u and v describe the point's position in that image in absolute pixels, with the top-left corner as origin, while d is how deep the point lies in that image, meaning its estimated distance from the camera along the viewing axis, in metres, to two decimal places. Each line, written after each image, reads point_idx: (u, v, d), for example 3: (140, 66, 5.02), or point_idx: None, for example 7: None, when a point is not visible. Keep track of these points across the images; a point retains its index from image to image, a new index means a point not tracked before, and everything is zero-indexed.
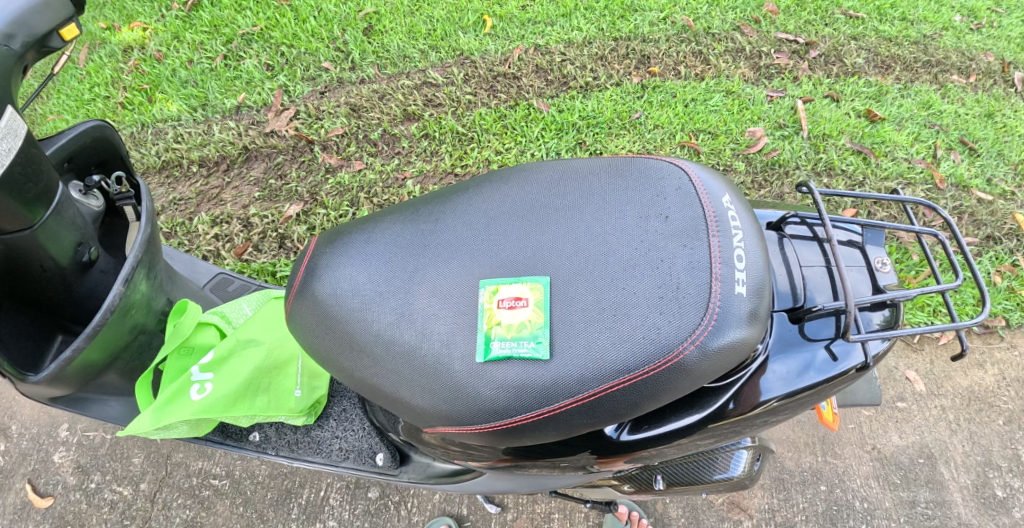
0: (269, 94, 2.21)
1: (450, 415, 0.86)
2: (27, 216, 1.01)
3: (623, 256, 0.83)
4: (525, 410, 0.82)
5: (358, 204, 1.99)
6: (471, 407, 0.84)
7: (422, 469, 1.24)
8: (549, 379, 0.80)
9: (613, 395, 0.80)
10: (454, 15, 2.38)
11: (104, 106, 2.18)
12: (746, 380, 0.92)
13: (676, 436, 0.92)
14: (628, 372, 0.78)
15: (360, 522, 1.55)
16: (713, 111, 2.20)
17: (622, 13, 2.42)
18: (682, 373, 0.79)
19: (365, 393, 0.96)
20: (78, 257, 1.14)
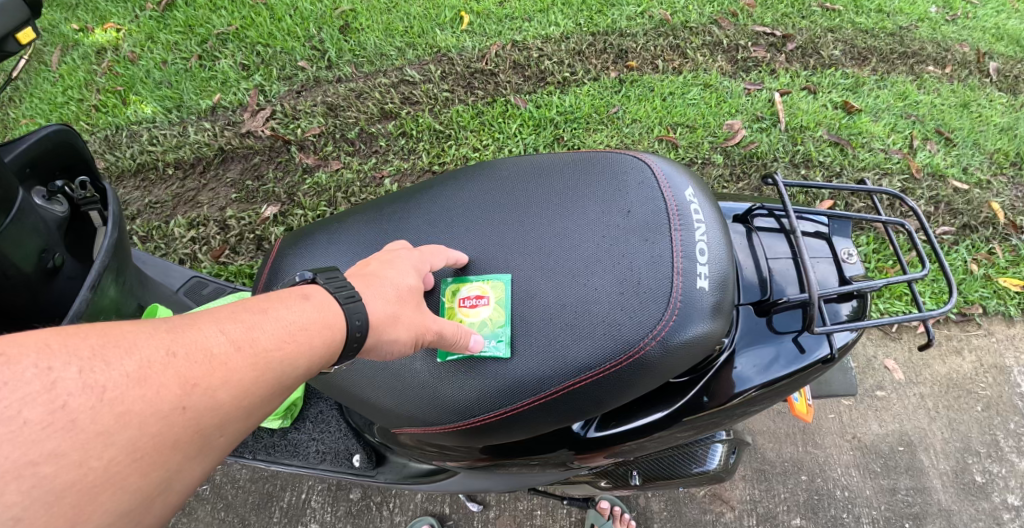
0: (245, 94, 2.18)
1: (416, 415, 0.86)
2: None
3: (584, 253, 0.84)
4: (490, 408, 0.82)
5: (336, 204, 1.98)
6: (437, 407, 0.84)
7: (399, 469, 1.23)
8: (512, 377, 0.81)
9: (578, 393, 0.79)
10: (431, 12, 2.36)
11: (77, 109, 2.15)
12: (711, 375, 0.92)
13: (644, 433, 0.92)
14: (591, 369, 0.78)
15: (342, 524, 1.54)
16: (691, 105, 2.20)
17: (599, 8, 2.41)
18: (645, 369, 0.78)
19: (333, 397, 0.96)
20: (43, 264, 1.12)
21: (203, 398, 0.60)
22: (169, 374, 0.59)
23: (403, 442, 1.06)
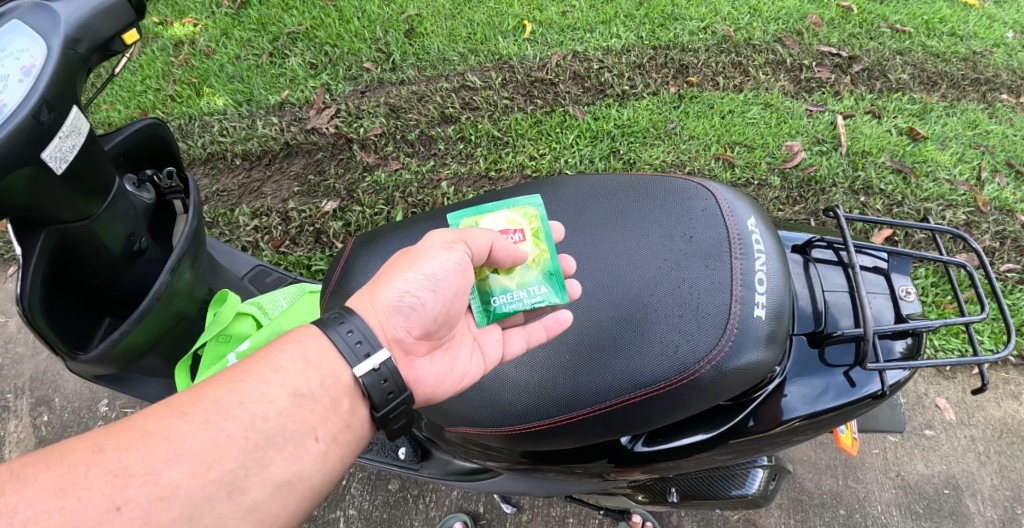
0: (312, 92, 2.27)
1: (473, 417, 0.92)
2: (85, 208, 1.06)
3: (647, 275, 0.89)
4: (545, 416, 0.87)
5: (392, 203, 2.04)
6: (494, 411, 0.90)
7: (442, 465, 1.26)
8: (569, 389, 0.86)
9: (630, 409, 0.84)
10: (494, 20, 2.41)
11: (154, 98, 2.27)
12: (762, 400, 0.93)
13: (688, 452, 0.93)
14: (645, 387, 0.82)
15: (379, 513, 1.61)
16: (751, 124, 2.18)
17: (661, 21, 2.42)
18: (697, 391, 0.82)
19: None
20: (133, 249, 1.21)
21: (146, 483, 0.69)
22: (104, 473, 0.69)
23: (454, 440, 1.09)
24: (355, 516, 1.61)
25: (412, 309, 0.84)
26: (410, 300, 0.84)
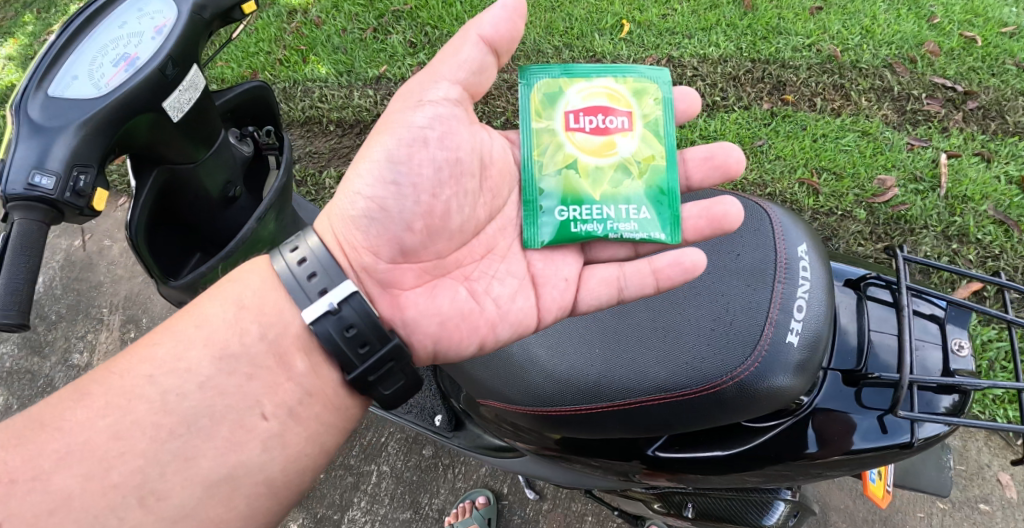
0: (408, 70, 2.38)
1: (502, 392, 1.01)
2: (192, 153, 1.19)
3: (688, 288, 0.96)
4: (567, 401, 0.95)
5: None
6: (520, 390, 0.99)
7: (472, 438, 1.32)
8: (596, 378, 0.94)
9: (648, 410, 0.90)
10: (593, 16, 2.43)
11: (265, 61, 2.45)
12: (779, 428, 0.93)
13: (710, 465, 0.96)
14: (665, 389, 0.88)
15: (410, 473, 1.73)
16: (843, 151, 2.10)
17: (765, 34, 2.35)
18: (716, 403, 0.87)
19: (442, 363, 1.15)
20: (224, 194, 1.32)
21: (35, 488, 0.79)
22: None
23: (482, 414, 1.17)
24: (388, 472, 1.73)
25: (376, 212, 0.97)
26: (370, 199, 0.97)
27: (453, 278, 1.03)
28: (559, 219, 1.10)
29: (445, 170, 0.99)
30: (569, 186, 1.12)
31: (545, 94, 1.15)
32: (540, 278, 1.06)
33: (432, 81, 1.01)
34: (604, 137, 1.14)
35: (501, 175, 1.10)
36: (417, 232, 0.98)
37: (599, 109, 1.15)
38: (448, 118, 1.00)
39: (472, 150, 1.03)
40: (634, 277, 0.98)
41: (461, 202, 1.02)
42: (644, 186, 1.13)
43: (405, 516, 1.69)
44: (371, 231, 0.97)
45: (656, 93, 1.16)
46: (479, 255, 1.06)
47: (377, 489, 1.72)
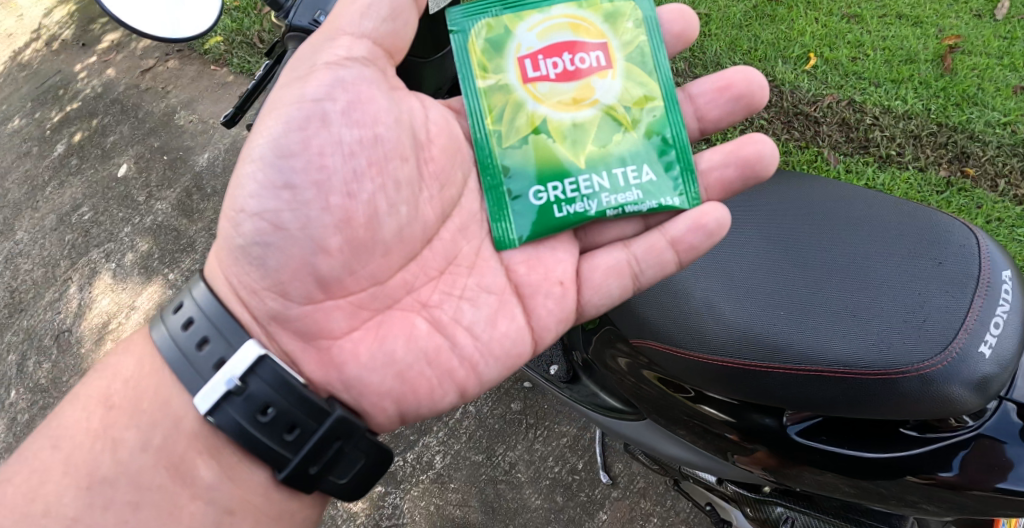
0: None
1: (670, 336, 1.07)
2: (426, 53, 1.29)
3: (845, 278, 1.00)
4: (739, 356, 1.00)
5: None
6: (690, 337, 1.05)
7: (586, 394, 1.32)
8: (772, 342, 0.98)
9: (821, 383, 0.95)
10: (781, 43, 2.40)
11: None
12: (948, 443, 0.95)
13: (849, 460, 0.99)
14: (844, 367, 0.93)
15: (493, 421, 1.77)
16: (1017, 241, 1.97)
17: (959, 101, 2.22)
18: (893, 392, 0.91)
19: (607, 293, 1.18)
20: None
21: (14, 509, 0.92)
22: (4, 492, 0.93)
23: (616, 362, 1.21)
24: (473, 413, 1.78)
25: (286, 242, 1.03)
26: (265, 215, 1.02)
27: (395, 316, 1.10)
28: (538, 203, 1.19)
29: (361, 147, 1.06)
30: (547, 157, 1.22)
31: (486, 41, 1.25)
32: (525, 287, 1.15)
33: (324, 49, 1.06)
34: (577, 80, 1.24)
35: (444, 143, 1.18)
36: (341, 251, 1.05)
37: (559, 45, 1.24)
38: (348, 82, 1.05)
39: (392, 110, 1.09)
40: (654, 251, 1.10)
41: (384, 208, 1.07)
42: (637, 133, 1.24)
43: (478, 459, 1.73)
44: (279, 267, 1.03)
45: (626, 9, 1.26)
46: (431, 274, 1.14)
47: (459, 425, 1.78)
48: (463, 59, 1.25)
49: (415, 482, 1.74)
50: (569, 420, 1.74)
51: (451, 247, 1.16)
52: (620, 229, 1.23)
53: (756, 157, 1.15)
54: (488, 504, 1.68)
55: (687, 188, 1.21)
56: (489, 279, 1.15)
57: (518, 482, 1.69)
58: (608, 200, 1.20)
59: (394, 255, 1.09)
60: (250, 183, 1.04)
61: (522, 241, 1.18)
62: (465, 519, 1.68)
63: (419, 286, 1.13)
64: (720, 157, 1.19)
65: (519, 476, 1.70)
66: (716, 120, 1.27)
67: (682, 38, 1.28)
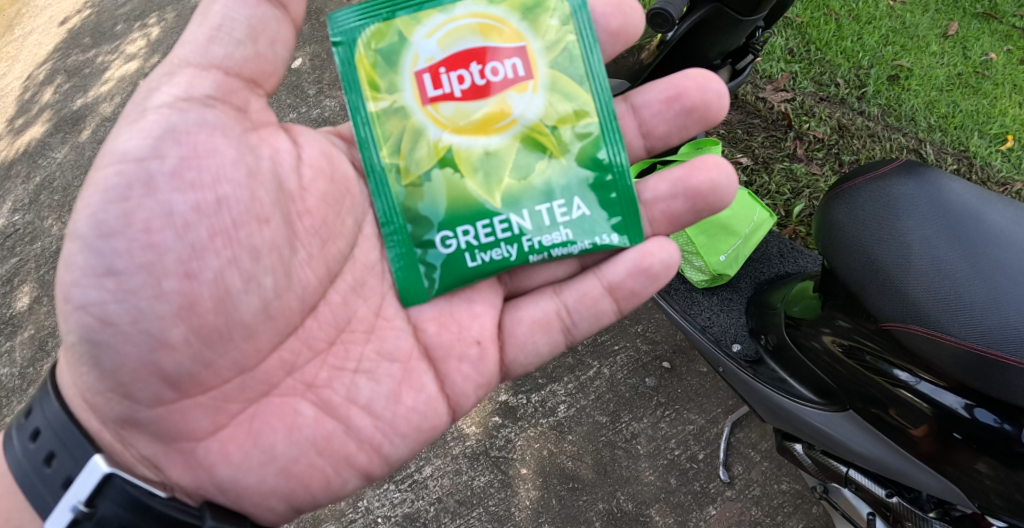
0: (777, 71, 2.25)
1: (940, 321, 1.06)
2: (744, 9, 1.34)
3: (1002, 261, 1.06)
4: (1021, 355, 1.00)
5: (798, 197, 1.98)
6: (966, 326, 1.04)
7: (770, 376, 1.42)
8: None
9: None
10: (980, 115, 2.18)
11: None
12: None
13: None
14: None
15: (624, 389, 1.75)
16: None
17: None
18: None
19: (855, 271, 1.20)
20: (714, 64, 1.52)
21: None
22: None
23: (813, 346, 1.34)
24: (606, 376, 1.77)
25: (115, 339, 0.99)
26: (90, 309, 0.98)
27: (276, 404, 1.08)
28: (447, 252, 1.19)
29: (197, 215, 1.02)
30: (460, 192, 1.20)
31: (381, 55, 1.21)
32: (435, 350, 1.19)
33: (123, 132, 1.02)
34: (486, 96, 1.20)
35: (324, 190, 1.16)
36: (185, 343, 1.00)
37: (461, 55, 1.20)
38: (187, 124, 1.03)
39: (237, 161, 1.06)
40: (590, 297, 1.24)
41: (240, 286, 1.04)
42: (565, 158, 1.23)
43: (602, 421, 1.71)
44: (114, 366, 0.99)
45: (553, 2, 1.23)
46: (318, 347, 1.13)
47: (589, 382, 1.77)
48: (350, 75, 1.22)
49: (534, 422, 1.74)
50: (699, 412, 1.71)
51: (346, 310, 1.16)
52: (550, 271, 1.30)
53: (709, 187, 1.24)
54: (601, 466, 1.66)
55: (619, 223, 1.24)
56: (391, 345, 1.17)
57: (635, 454, 1.67)
58: (531, 242, 1.20)
59: (260, 337, 1.06)
60: (84, 265, 0.99)
61: (433, 293, 1.20)
62: (575, 472, 1.66)
63: (303, 365, 1.11)
64: (668, 188, 1.26)
65: (638, 448, 1.67)
66: (663, 134, 1.30)
67: (619, 37, 1.27)
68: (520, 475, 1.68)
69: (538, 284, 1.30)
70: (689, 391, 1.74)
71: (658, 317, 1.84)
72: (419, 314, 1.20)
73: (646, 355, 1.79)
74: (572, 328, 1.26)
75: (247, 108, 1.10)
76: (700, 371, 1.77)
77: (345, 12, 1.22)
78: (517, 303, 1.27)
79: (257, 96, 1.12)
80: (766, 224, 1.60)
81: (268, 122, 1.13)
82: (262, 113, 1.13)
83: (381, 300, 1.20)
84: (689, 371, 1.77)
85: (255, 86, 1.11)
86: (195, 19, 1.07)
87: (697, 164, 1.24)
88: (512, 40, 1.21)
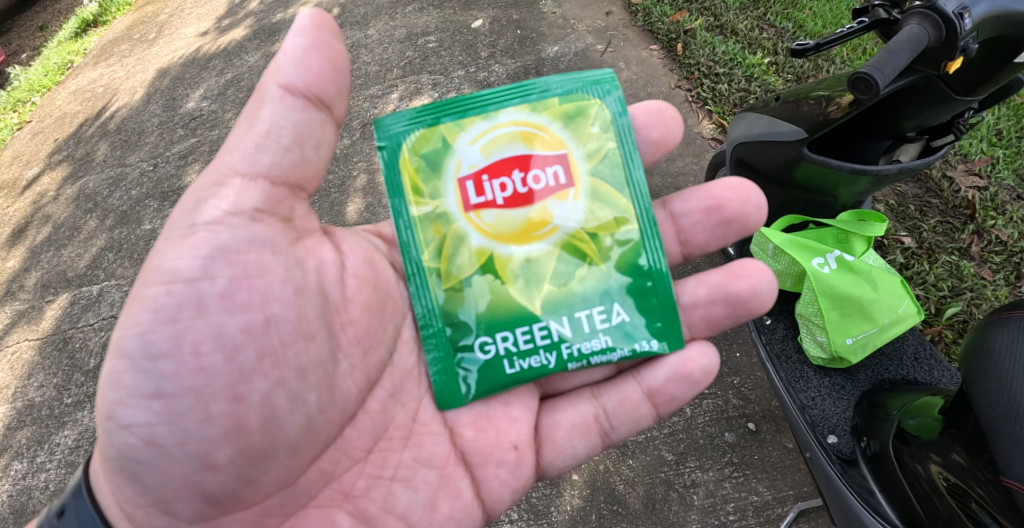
0: (977, 153, 2.00)
1: None
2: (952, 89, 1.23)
3: None
4: None
5: (954, 297, 1.77)
6: None
7: (858, 481, 1.33)
8: None
9: None
10: None
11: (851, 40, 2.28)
12: None
13: None
14: None
15: (698, 436, 1.69)
16: None
17: None
18: None
19: (996, 413, 1.11)
20: (906, 139, 1.39)
21: None
22: None
23: (916, 471, 1.26)
24: (685, 416, 1.72)
25: (161, 459, 1.03)
26: (136, 429, 1.03)
27: (315, 515, 1.13)
28: (485, 357, 1.21)
29: (246, 336, 1.06)
30: (502, 299, 1.22)
31: (421, 159, 1.26)
32: (473, 454, 1.22)
33: (173, 249, 1.06)
34: (530, 204, 1.24)
35: (368, 299, 1.19)
36: (230, 464, 1.05)
37: (505, 162, 1.24)
38: (237, 242, 1.08)
39: (287, 278, 1.10)
40: (629, 403, 1.26)
41: (286, 406, 1.08)
42: (606, 266, 1.25)
43: (666, 458, 1.67)
44: (159, 485, 1.04)
45: (594, 109, 1.28)
46: (357, 456, 1.16)
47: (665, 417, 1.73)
48: (394, 180, 1.26)
49: None
50: (769, 486, 1.61)
51: (383, 418, 1.19)
52: (586, 375, 1.32)
53: (749, 293, 1.25)
54: (651, 501, 1.63)
55: (661, 336, 1.24)
56: (428, 451, 1.20)
57: (689, 502, 1.61)
58: (568, 351, 1.21)
59: (304, 452, 1.10)
60: (133, 387, 1.03)
61: (470, 398, 1.22)
62: (623, 497, 1.64)
63: (341, 475, 1.15)
64: (706, 294, 1.28)
65: (694, 498, 1.62)
66: (704, 241, 1.33)
67: (659, 146, 1.34)
68: (570, 480, 1.68)
69: (574, 386, 1.33)
70: (765, 462, 1.64)
71: (759, 376, 1.75)
72: (457, 418, 1.23)
73: (733, 409, 1.71)
74: (609, 432, 1.28)
75: (292, 217, 1.14)
76: (785, 446, 1.66)
77: (390, 116, 1.27)
78: (552, 406, 1.29)
79: (300, 201, 1.16)
80: (912, 319, 1.45)
81: (312, 229, 1.17)
82: (306, 218, 1.17)
83: (417, 406, 1.23)
84: (773, 442, 1.66)
85: (299, 191, 1.15)
86: (241, 122, 1.10)
87: (738, 269, 1.27)
88: (551, 146, 1.26)
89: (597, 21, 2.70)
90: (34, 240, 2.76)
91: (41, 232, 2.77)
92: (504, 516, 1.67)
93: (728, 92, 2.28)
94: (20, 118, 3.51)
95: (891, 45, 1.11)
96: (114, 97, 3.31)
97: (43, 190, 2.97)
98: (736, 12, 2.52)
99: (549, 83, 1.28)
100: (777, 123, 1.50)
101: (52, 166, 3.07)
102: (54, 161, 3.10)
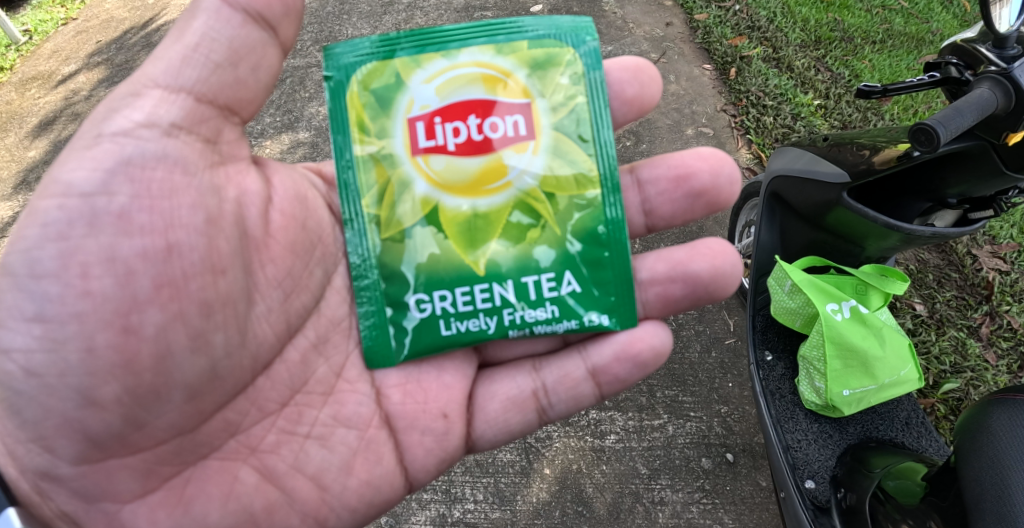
0: (1007, 238, 1.98)
1: None
2: (994, 168, 1.23)
3: None
4: None
5: (953, 374, 1.76)
6: None
7: None
8: None
9: None
10: None
11: (904, 101, 2.27)
12: None
13: None
14: None
15: (678, 458, 1.68)
16: None
17: None
18: None
19: (980, 488, 1.12)
20: (945, 204, 1.38)
21: None
22: None
23: None
24: (667, 435, 1.72)
25: (41, 391, 1.02)
26: (16, 356, 1.02)
27: (215, 467, 1.11)
28: (421, 316, 1.21)
29: (142, 260, 1.04)
30: (445, 255, 1.22)
31: (370, 96, 1.23)
32: (399, 420, 1.21)
33: (72, 160, 1.03)
34: (482, 152, 1.22)
35: (293, 238, 1.18)
36: (117, 402, 1.03)
37: (460, 106, 1.22)
38: (143, 156, 1.05)
39: (197, 204, 1.07)
40: (569, 380, 1.26)
41: (184, 344, 1.06)
42: (560, 229, 1.24)
43: (639, 470, 1.67)
44: (38, 419, 1.02)
45: (566, 58, 1.25)
46: (269, 409, 1.15)
47: (647, 432, 1.72)
48: (341, 116, 1.24)
49: (580, 435, 1.73)
50: (734, 518, 1.62)
51: (303, 371, 1.18)
52: (529, 345, 1.32)
53: (710, 274, 1.25)
54: (616, 510, 1.63)
55: (613, 314, 1.24)
56: (349, 411, 1.19)
57: (653, 518, 1.62)
58: (510, 320, 1.21)
59: (204, 397, 1.08)
60: (14, 307, 1.02)
61: (402, 358, 1.22)
62: (590, 500, 1.64)
63: (248, 427, 1.14)
64: (665, 270, 1.27)
65: (659, 515, 1.62)
66: (672, 213, 1.33)
67: (633, 104, 1.33)
68: (541, 473, 1.69)
69: (514, 356, 1.33)
70: (735, 494, 1.64)
71: (747, 409, 1.75)
72: (385, 379, 1.22)
73: (715, 438, 1.71)
74: (547, 409, 1.28)
75: (217, 138, 1.11)
76: (758, 484, 1.66)
77: (343, 47, 1.24)
78: (490, 376, 1.29)
79: (231, 125, 1.13)
80: (912, 383, 1.44)
81: (238, 156, 1.15)
82: (234, 144, 1.14)
83: (344, 360, 1.22)
84: (747, 477, 1.67)
85: (230, 114, 1.12)
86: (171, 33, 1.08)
87: (701, 248, 1.26)
88: (512, 93, 1.23)
89: (656, 29, 2.68)
90: (58, 134, 2.77)
91: (67, 128, 2.78)
92: (468, 495, 1.67)
93: (771, 126, 2.27)
94: (67, 14, 3.49)
95: (959, 104, 1.12)
96: (163, 11, 3.30)
97: (77, 88, 2.97)
98: (795, 47, 2.49)
99: (519, 27, 1.25)
100: (819, 162, 1.49)
101: (90, 67, 3.07)
102: (93, 61, 3.09)
